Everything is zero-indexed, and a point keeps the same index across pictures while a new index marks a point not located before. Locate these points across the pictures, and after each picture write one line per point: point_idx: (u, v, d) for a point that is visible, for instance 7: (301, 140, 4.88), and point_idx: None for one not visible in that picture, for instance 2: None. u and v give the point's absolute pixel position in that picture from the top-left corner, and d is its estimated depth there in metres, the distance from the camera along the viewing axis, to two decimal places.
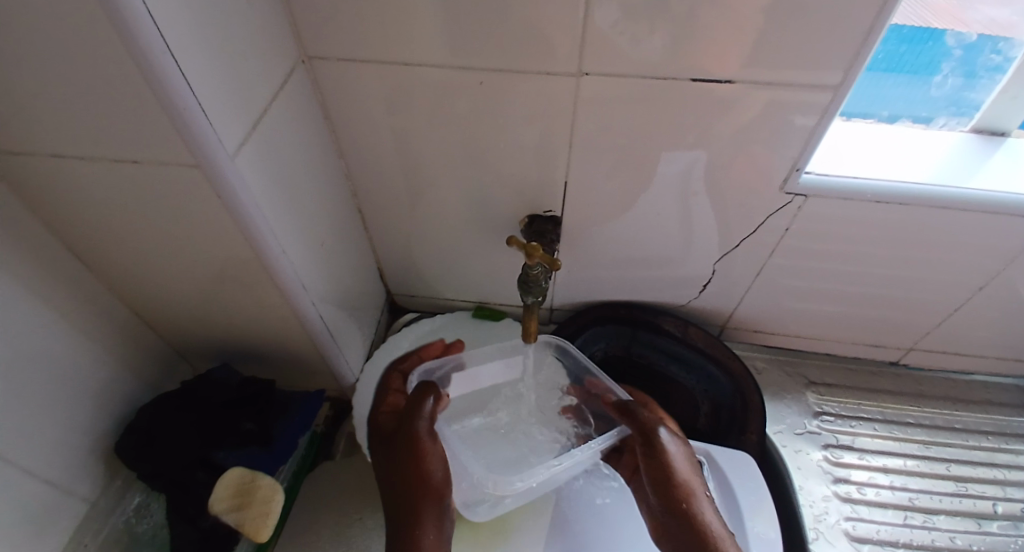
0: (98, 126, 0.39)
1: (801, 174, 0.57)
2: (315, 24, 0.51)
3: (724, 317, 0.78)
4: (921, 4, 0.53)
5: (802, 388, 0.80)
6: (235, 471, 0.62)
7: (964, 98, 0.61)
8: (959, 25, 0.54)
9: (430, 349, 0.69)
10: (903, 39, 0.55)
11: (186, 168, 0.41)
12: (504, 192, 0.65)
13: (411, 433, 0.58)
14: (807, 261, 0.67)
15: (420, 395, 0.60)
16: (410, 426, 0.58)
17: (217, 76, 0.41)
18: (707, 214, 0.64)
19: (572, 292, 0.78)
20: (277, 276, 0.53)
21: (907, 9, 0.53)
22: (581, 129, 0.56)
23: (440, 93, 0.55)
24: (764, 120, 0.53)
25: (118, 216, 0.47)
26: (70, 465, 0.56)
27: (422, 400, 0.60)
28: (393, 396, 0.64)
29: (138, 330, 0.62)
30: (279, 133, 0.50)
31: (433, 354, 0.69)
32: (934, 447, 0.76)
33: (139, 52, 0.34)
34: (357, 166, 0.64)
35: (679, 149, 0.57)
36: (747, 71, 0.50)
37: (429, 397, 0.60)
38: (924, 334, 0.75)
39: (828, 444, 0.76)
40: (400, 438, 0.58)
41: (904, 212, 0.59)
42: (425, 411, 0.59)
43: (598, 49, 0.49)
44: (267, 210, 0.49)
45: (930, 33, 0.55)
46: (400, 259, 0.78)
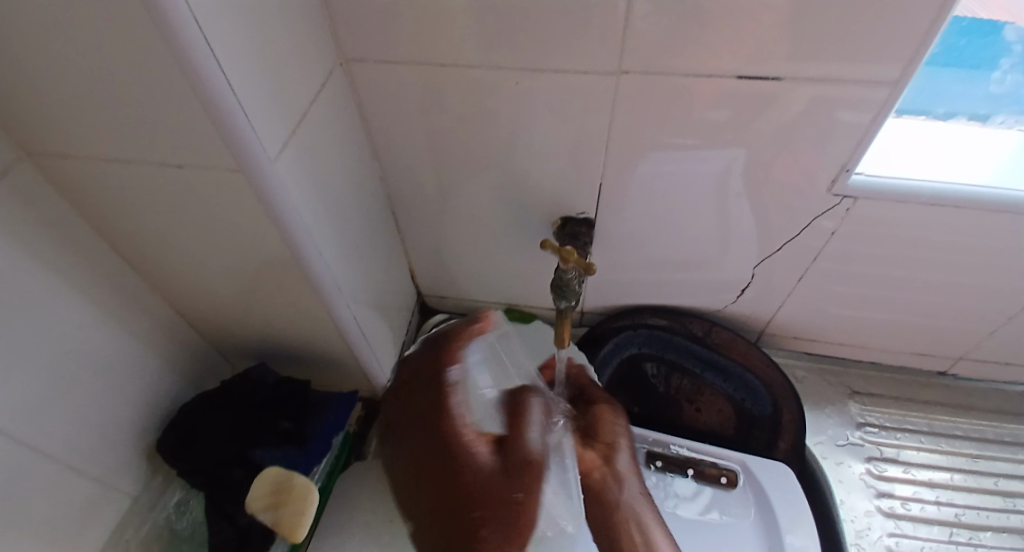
0: (144, 132, 0.40)
1: (851, 175, 0.55)
2: (354, 27, 0.51)
3: (763, 322, 0.76)
4: None
5: (845, 398, 0.77)
6: (273, 467, 0.62)
7: None
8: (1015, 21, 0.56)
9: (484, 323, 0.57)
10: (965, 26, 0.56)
11: (228, 172, 0.42)
12: (538, 193, 0.64)
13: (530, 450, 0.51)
14: (851, 265, 0.65)
15: (522, 401, 0.54)
16: (524, 445, 0.51)
17: (260, 79, 0.41)
18: (747, 216, 0.62)
19: (605, 295, 0.77)
20: (313, 277, 0.53)
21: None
22: (619, 128, 0.55)
23: (475, 94, 0.54)
24: (811, 121, 0.51)
25: (160, 218, 0.48)
26: (113, 461, 0.57)
27: (526, 405, 0.54)
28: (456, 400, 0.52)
29: (179, 329, 0.63)
30: (317, 134, 0.50)
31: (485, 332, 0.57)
32: (983, 461, 0.73)
33: (186, 59, 0.35)
34: (392, 167, 0.65)
35: (717, 149, 0.55)
36: (795, 68, 0.48)
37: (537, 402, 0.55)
38: (977, 342, 0.72)
39: (871, 456, 0.73)
40: (517, 459, 0.50)
41: (957, 215, 0.56)
42: (533, 422, 0.53)
43: (638, 49, 0.48)
44: (305, 212, 0.49)
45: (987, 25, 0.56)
46: (433, 260, 0.78)
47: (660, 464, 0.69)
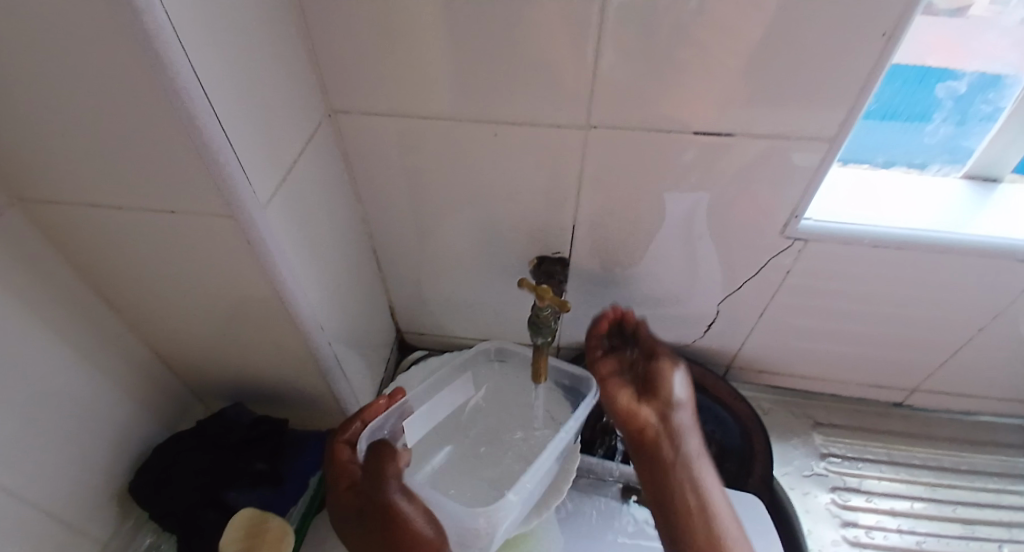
0: (139, 179, 0.42)
1: (800, 220, 0.60)
2: (342, 81, 0.54)
3: (730, 356, 0.79)
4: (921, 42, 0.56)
5: (809, 429, 0.81)
6: (246, 511, 0.61)
7: (959, 145, 0.63)
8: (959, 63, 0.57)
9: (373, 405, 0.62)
10: (898, 79, 0.58)
11: (219, 217, 0.44)
12: (514, 235, 0.67)
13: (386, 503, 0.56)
14: (809, 301, 0.69)
15: (380, 463, 0.58)
16: (382, 495, 0.56)
17: (253, 131, 0.43)
18: (711, 256, 0.66)
19: (579, 331, 0.80)
20: (297, 317, 0.54)
21: (906, 49, 0.56)
22: (590, 174, 0.59)
23: (455, 143, 0.58)
24: (766, 170, 0.56)
25: (147, 261, 0.49)
26: (85, 505, 0.56)
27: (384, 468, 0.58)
28: (345, 470, 0.59)
29: (156, 370, 0.63)
30: (305, 180, 0.53)
31: (378, 409, 0.62)
32: (941, 489, 0.76)
33: (189, 114, 0.37)
34: (374, 210, 0.67)
35: (681, 193, 0.59)
36: (747, 121, 0.53)
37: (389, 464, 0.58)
38: (928, 374, 0.76)
39: (836, 486, 0.75)
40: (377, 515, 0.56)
41: (900, 255, 0.61)
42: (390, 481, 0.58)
43: (605, 104, 0.53)
44: (292, 254, 0.51)
45: (927, 74, 0.57)
46: (412, 299, 0.80)
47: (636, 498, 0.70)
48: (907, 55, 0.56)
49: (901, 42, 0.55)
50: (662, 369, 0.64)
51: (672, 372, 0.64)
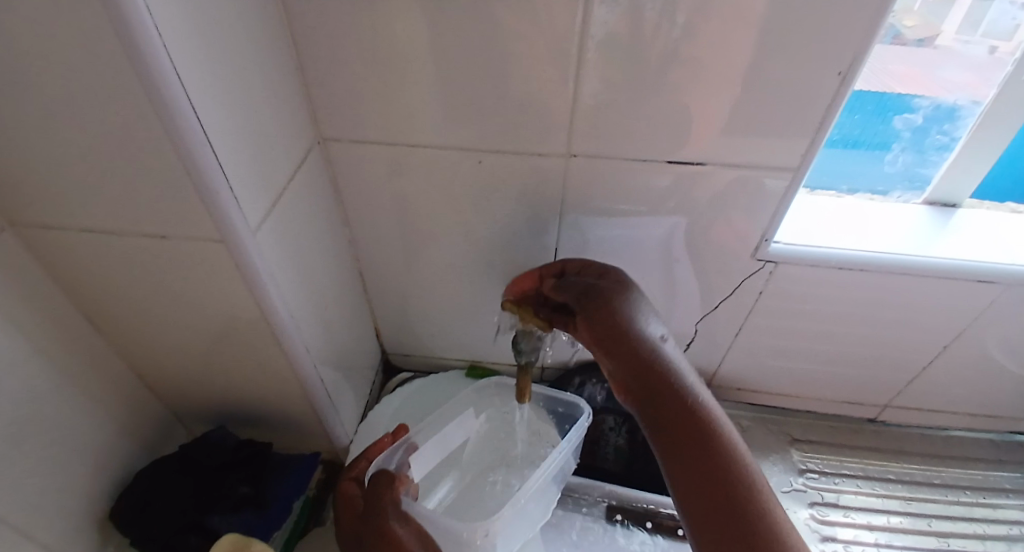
0: (133, 205, 0.43)
1: (771, 243, 0.62)
2: (332, 111, 0.56)
3: (709, 375, 0.82)
4: (885, 71, 0.59)
5: (787, 446, 0.82)
6: (232, 535, 0.60)
7: (917, 173, 0.67)
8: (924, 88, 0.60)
9: (381, 441, 0.65)
10: (859, 110, 0.61)
11: (211, 241, 0.45)
12: (498, 258, 0.69)
13: (379, 526, 0.57)
14: (783, 320, 0.71)
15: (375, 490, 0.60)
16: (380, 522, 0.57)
17: (246, 159, 0.45)
18: (689, 277, 0.68)
19: (563, 352, 0.81)
20: (284, 339, 0.55)
21: (871, 76, 0.59)
22: (572, 199, 0.61)
23: (441, 170, 0.60)
24: (739, 195, 0.59)
25: (136, 285, 0.50)
26: (65, 532, 0.55)
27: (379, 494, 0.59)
28: (350, 502, 0.60)
29: (140, 393, 0.63)
30: (295, 206, 0.54)
31: (384, 445, 0.65)
32: (916, 503, 0.78)
33: (186, 144, 0.39)
34: (361, 234, 0.68)
35: (660, 217, 0.62)
36: (720, 151, 0.56)
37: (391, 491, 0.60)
38: (900, 390, 0.79)
39: (814, 501, 0.77)
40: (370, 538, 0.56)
41: (868, 276, 0.63)
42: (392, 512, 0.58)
43: (585, 134, 0.55)
44: (280, 277, 0.52)
45: (893, 99, 0.61)
46: (397, 320, 0.81)
47: (620, 518, 0.72)
48: (870, 85, 0.60)
49: (863, 72, 0.58)
50: (645, 330, 0.51)
51: (642, 313, 0.53)
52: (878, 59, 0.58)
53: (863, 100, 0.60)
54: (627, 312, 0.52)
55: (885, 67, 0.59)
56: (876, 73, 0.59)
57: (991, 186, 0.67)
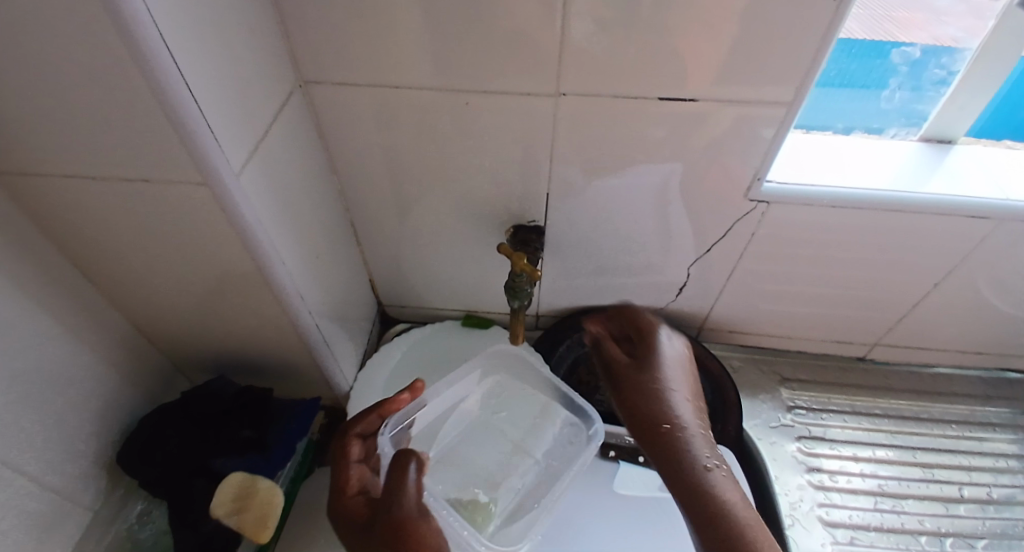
0: (114, 148, 0.42)
1: (764, 182, 0.62)
2: (310, 50, 0.54)
3: (701, 318, 0.82)
4: (877, 18, 0.58)
5: (776, 384, 0.84)
6: (238, 475, 0.61)
7: (914, 110, 0.65)
8: (908, 37, 0.60)
9: (394, 401, 0.62)
10: (855, 48, 0.60)
11: (196, 186, 0.44)
12: (491, 204, 0.68)
13: (401, 514, 0.50)
14: (777, 263, 0.71)
15: (397, 470, 0.52)
16: (400, 512, 0.50)
17: (224, 102, 0.44)
18: (682, 221, 0.68)
19: (557, 298, 0.81)
20: (277, 286, 0.55)
21: (865, 23, 0.58)
22: (561, 142, 0.60)
23: (428, 113, 0.59)
24: (734, 134, 0.58)
25: (123, 231, 0.50)
26: (78, 476, 0.57)
27: (402, 474, 0.52)
28: (356, 469, 0.59)
29: (138, 344, 0.63)
30: (277, 151, 0.53)
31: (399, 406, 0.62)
32: (901, 436, 0.80)
33: (159, 84, 0.38)
34: (349, 181, 0.68)
35: (654, 161, 0.61)
36: (713, 88, 0.54)
37: (411, 469, 0.52)
38: (888, 329, 0.80)
39: (800, 435, 0.79)
40: (386, 522, 0.50)
41: (861, 215, 0.63)
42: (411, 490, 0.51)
43: (574, 73, 0.54)
44: (267, 221, 0.52)
45: (878, 50, 0.60)
46: (391, 269, 0.81)
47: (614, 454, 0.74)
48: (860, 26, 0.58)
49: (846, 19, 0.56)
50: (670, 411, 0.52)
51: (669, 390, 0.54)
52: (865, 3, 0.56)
53: (857, 42, 0.59)
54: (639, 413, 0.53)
55: (877, 14, 0.58)
56: (866, 17, 0.58)
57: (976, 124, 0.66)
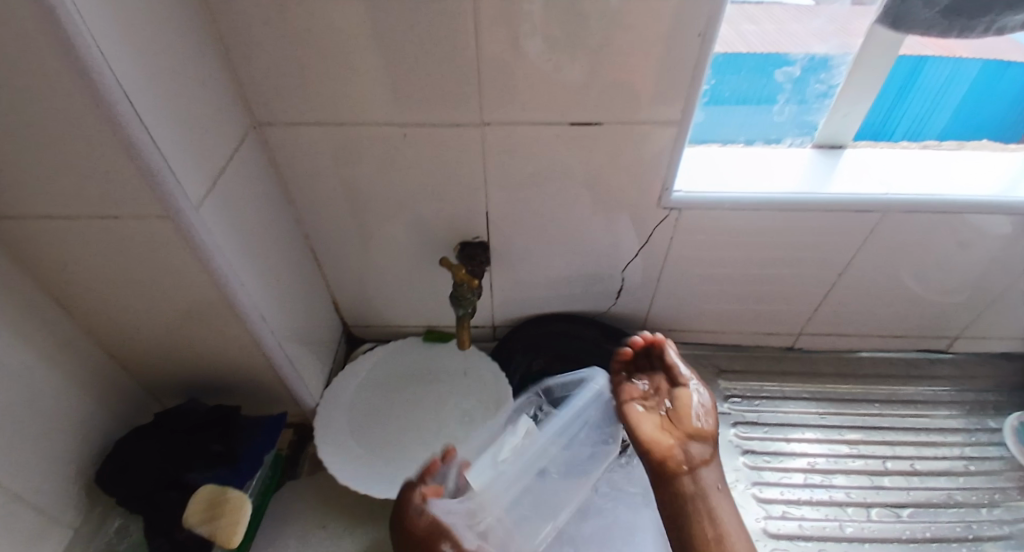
0: (86, 190, 0.48)
1: (673, 192, 0.69)
2: (261, 95, 0.61)
3: (642, 319, 0.89)
4: (755, 40, 0.67)
5: (714, 377, 0.91)
6: (207, 487, 0.65)
7: (805, 121, 0.74)
8: (787, 50, 0.68)
9: None
10: (741, 68, 0.69)
11: (158, 219, 0.50)
12: (436, 224, 0.75)
13: None
14: (699, 263, 0.79)
15: None
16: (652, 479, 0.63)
17: (181, 144, 0.50)
18: (609, 231, 0.75)
19: (509, 309, 0.88)
20: (238, 308, 0.61)
21: (745, 44, 0.67)
22: (491, 166, 0.67)
23: (372, 145, 0.66)
24: (641, 150, 0.66)
25: (97, 265, 0.55)
26: (58, 496, 0.61)
27: None
28: None
29: (113, 371, 0.68)
30: (234, 185, 0.59)
31: None
32: (829, 416, 0.87)
33: (121, 131, 0.44)
34: (305, 211, 0.74)
35: (575, 178, 0.69)
36: (614, 112, 0.62)
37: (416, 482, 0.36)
38: (807, 319, 0.87)
39: (736, 422, 0.86)
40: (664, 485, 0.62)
41: (762, 216, 0.71)
42: None
43: (494, 105, 0.62)
44: (227, 249, 0.57)
45: (763, 67, 0.69)
46: (351, 292, 0.86)
47: None
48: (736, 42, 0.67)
49: (721, 32, 0.65)
50: None
51: None
52: (739, 20, 0.66)
53: (741, 59, 0.68)
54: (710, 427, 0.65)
55: (754, 37, 0.67)
56: (744, 34, 0.67)
57: (917, 120, 0.77)
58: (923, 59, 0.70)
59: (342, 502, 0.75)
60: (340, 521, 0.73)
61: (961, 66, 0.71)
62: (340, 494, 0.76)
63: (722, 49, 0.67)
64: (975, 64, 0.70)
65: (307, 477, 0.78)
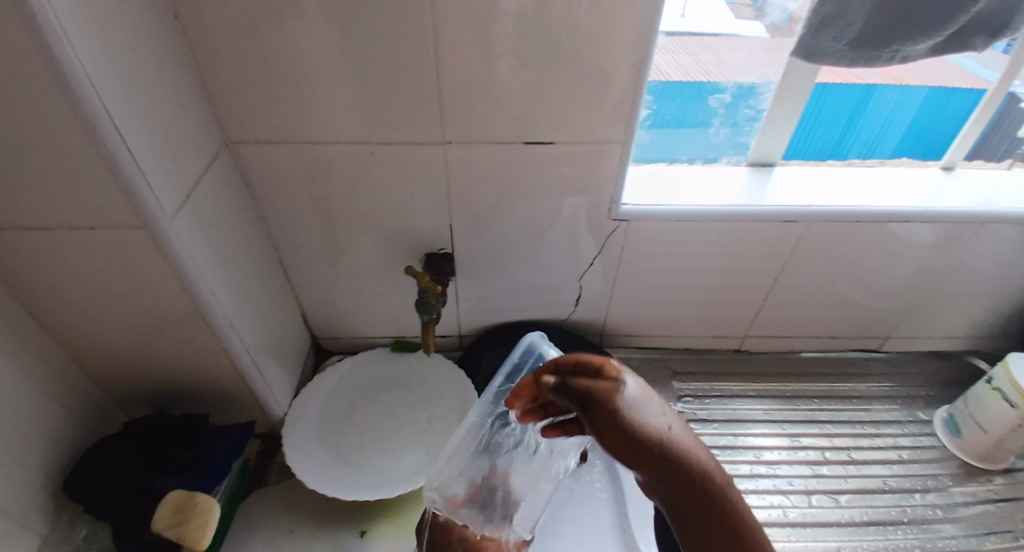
0: (65, 201, 0.51)
1: (622, 205, 0.75)
2: (234, 114, 0.65)
3: (600, 325, 0.94)
4: (688, 69, 0.74)
5: (669, 378, 0.96)
6: (177, 491, 0.66)
7: (738, 141, 0.82)
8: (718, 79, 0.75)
9: None
10: (678, 94, 0.75)
11: (134, 229, 0.53)
12: (402, 237, 0.79)
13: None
14: (650, 271, 0.84)
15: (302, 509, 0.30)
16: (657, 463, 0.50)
17: (157, 158, 0.54)
18: (566, 242, 0.80)
19: (473, 318, 0.92)
20: (210, 316, 0.63)
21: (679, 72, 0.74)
22: (453, 181, 0.72)
23: (340, 162, 0.69)
24: (590, 166, 0.71)
25: (73, 274, 0.57)
26: (27, 503, 0.62)
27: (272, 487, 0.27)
28: None
29: (83, 381, 0.69)
30: (206, 198, 0.62)
31: None
32: (774, 412, 0.93)
33: (103, 146, 0.47)
34: (275, 224, 0.77)
35: (532, 193, 0.74)
36: (565, 131, 0.68)
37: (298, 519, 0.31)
38: (751, 322, 0.94)
39: (689, 419, 0.91)
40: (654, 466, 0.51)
41: (704, 226, 0.77)
42: None
43: (454, 125, 0.67)
44: (200, 258, 0.60)
45: (698, 93, 0.76)
46: (320, 304, 0.89)
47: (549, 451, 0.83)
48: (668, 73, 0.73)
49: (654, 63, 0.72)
50: None
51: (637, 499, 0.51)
52: (670, 52, 0.72)
53: (675, 88, 0.74)
54: (691, 437, 0.52)
55: (686, 67, 0.74)
56: (677, 65, 0.73)
57: (868, 143, 0.85)
58: (873, 87, 0.78)
59: (312, 506, 0.77)
60: (309, 525, 0.75)
61: (909, 93, 0.79)
62: (309, 498, 0.78)
63: (657, 78, 0.73)
64: (921, 90, 0.79)
65: (276, 484, 0.80)
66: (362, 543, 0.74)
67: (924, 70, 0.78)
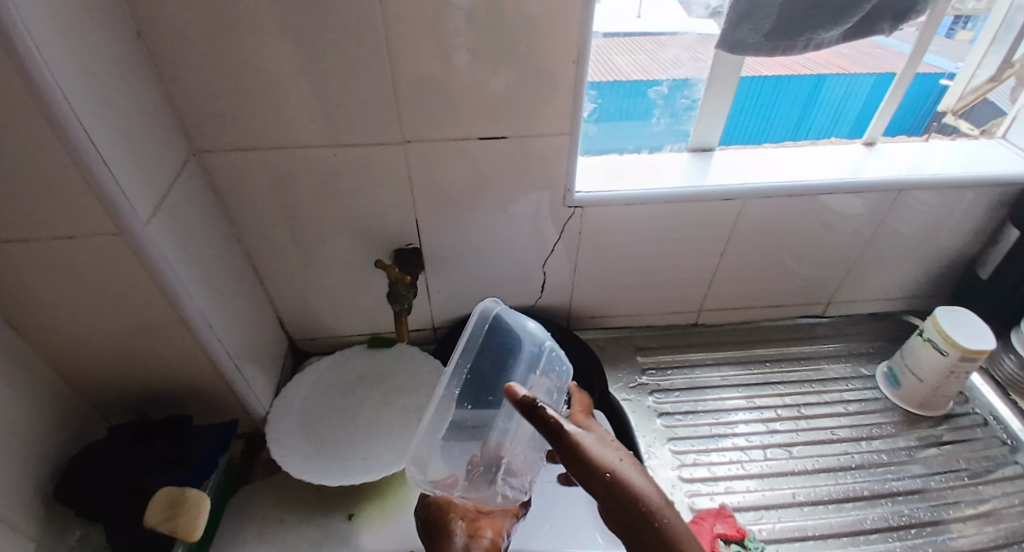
0: (44, 212, 0.54)
1: (575, 192, 0.80)
2: (200, 125, 0.68)
3: (566, 309, 0.99)
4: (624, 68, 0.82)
5: (634, 354, 1.02)
6: (168, 488, 0.69)
7: (679, 129, 0.88)
8: (654, 74, 0.83)
9: None
10: (619, 89, 0.82)
11: (111, 236, 0.56)
12: (370, 235, 0.82)
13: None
14: (607, 254, 0.90)
15: None
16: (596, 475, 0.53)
17: (130, 168, 0.57)
18: (527, 231, 0.85)
19: (445, 310, 0.96)
20: (188, 318, 0.66)
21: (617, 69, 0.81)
22: (415, 178, 0.76)
23: (305, 165, 0.73)
24: (543, 157, 0.76)
25: (53, 284, 0.60)
26: (20, 508, 0.64)
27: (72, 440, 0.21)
28: None
29: (67, 390, 0.71)
30: (178, 205, 0.65)
31: None
32: (731, 378, 1.00)
33: (79, 158, 0.51)
34: (246, 230, 0.80)
35: (491, 185, 0.78)
36: (517, 125, 0.73)
37: None
38: (705, 296, 1.01)
39: (653, 390, 0.97)
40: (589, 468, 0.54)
41: (652, 207, 0.83)
42: None
43: (412, 124, 0.71)
44: (176, 262, 0.63)
45: (637, 89, 0.83)
46: (295, 306, 0.92)
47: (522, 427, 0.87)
48: (610, 71, 0.81)
49: (594, 61, 0.80)
50: None
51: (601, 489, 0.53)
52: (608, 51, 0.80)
53: (616, 84, 0.81)
54: (641, 470, 0.55)
55: (620, 67, 0.81)
56: (615, 63, 0.81)
57: (824, 129, 0.94)
58: (824, 78, 0.87)
59: (299, 496, 0.80)
60: (297, 514, 0.78)
61: (856, 82, 0.89)
62: (296, 490, 0.81)
63: (599, 76, 0.81)
64: (869, 78, 0.88)
65: (263, 479, 0.83)
66: (350, 526, 0.77)
67: (866, 58, 0.88)
